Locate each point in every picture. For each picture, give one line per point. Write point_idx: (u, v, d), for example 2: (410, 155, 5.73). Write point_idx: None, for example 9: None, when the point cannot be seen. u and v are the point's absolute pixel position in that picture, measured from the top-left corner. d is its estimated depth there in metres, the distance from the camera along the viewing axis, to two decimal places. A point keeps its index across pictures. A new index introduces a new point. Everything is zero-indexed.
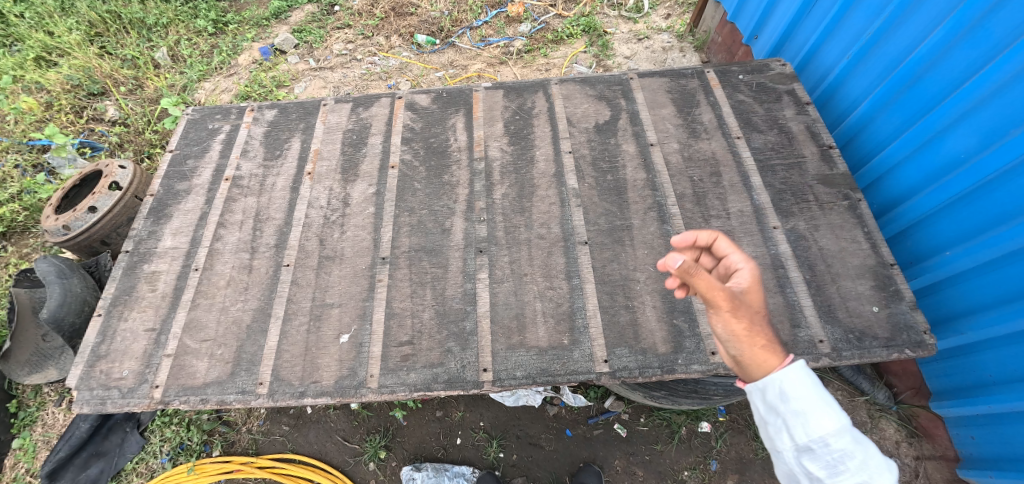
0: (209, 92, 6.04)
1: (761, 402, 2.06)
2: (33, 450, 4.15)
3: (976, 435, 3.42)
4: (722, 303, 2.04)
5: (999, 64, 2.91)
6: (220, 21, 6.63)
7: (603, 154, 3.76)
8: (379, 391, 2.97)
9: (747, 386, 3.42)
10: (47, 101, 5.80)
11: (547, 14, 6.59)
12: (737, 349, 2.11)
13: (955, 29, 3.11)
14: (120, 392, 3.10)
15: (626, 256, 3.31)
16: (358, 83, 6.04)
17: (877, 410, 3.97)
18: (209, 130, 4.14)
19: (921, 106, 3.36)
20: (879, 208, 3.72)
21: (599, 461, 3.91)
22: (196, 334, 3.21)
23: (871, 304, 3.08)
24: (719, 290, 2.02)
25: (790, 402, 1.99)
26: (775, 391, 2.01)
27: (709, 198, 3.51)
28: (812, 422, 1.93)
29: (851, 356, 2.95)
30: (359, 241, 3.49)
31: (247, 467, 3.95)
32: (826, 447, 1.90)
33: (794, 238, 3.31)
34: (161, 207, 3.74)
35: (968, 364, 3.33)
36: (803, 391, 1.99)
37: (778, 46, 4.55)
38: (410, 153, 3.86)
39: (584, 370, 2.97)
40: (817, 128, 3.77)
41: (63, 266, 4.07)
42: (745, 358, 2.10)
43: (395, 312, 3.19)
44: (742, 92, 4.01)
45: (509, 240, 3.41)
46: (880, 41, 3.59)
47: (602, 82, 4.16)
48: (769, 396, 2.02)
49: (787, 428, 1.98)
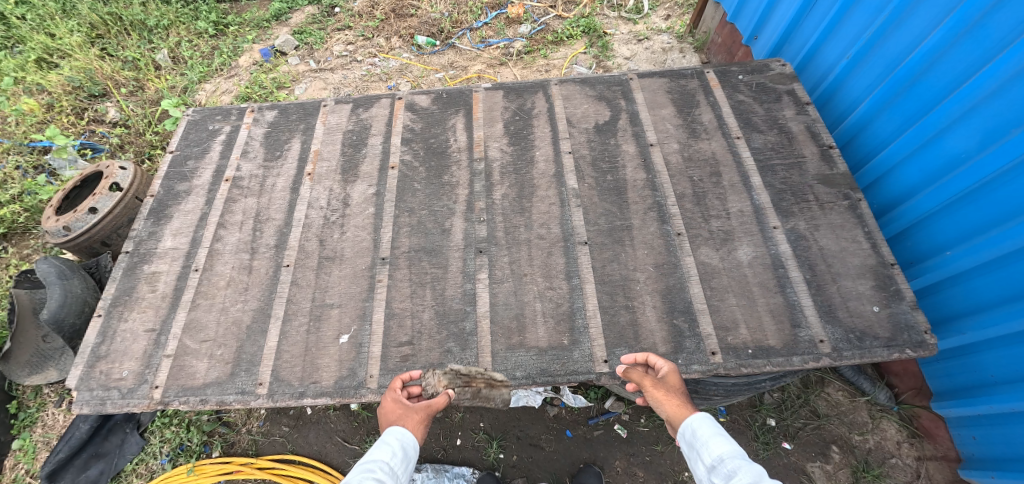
0: (210, 93, 6.06)
1: (681, 439, 2.40)
2: (33, 451, 4.15)
3: (978, 435, 3.41)
4: (648, 383, 2.61)
5: (999, 63, 2.91)
6: (220, 23, 6.65)
7: (603, 154, 3.76)
8: (379, 391, 2.97)
9: (747, 386, 3.39)
10: (48, 102, 5.81)
11: (546, 15, 6.60)
12: (666, 412, 2.48)
13: (955, 29, 3.11)
14: (120, 392, 3.10)
15: (626, 256, 3.31)
16: (358, 84, 6.04)
17: (878, 410, 3.95)
18: (209, 131, 4.15)
19: (921, 106, 3.36)
20: (879, 208, 3.71)
21: (599, 461, 3.90)
22: (196, 334, 3.21)
23: (872, 303, 3.08)
24: (645, 377, 2.62)
25: (695, 434, 2.32)
26: (682, 427, 2.37)
27: (709, 198, 3.50)
28: (716, 457, 2.23)
29: (852, 355, 2.94)
30: (358, 241, 3.49)
31: (247, 468, 3.94)
32: (731, 477, 2.15)
33: (794, 238, 3.31)
34: (161, 207, 3.75)
35: (969, 364, 3.32)
36: (704, 424, 2.32)
37: (778, 47, 4.54)
38: (410, 153, 3.86)
39: (584, 371, 2.96)
40: (816, 128, 3.76)
41: (64, 266, 4.07)
42: (673, 418, 2.44)
43: (395, 312, 3.19)
44: (742, 92, 4.01)
45: (509, 240, 3.41)
46: (881, 41, 3.59)
47: (602, 82, 4.16)
48: (681, 432, 2.38)
49: (698, 458, 2.29)
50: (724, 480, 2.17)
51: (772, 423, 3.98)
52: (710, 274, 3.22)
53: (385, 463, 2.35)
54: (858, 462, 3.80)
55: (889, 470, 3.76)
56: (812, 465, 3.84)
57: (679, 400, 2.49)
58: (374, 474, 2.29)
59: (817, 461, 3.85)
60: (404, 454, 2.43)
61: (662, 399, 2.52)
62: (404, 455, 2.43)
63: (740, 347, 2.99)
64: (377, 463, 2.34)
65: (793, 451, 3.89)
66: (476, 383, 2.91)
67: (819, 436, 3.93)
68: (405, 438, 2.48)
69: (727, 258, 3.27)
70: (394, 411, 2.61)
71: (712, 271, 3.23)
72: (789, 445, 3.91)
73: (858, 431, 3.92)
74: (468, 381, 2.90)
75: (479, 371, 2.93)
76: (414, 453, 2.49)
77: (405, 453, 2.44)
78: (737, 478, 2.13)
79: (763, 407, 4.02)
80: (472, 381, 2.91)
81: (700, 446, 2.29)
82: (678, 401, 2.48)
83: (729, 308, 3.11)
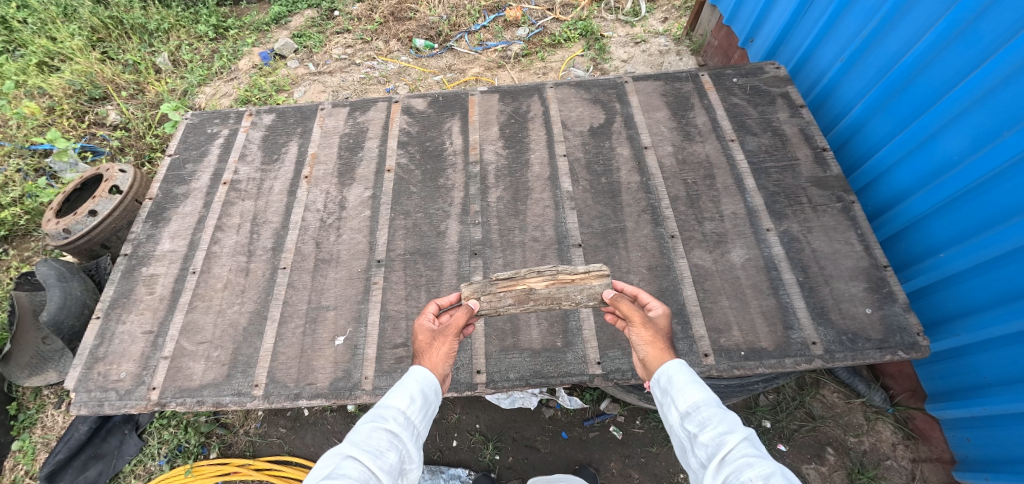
0: (209, 96, 6.10)
1: (655, 386, 2.36)
2: (32, 452, 4.18)
3: (972, 437, 3.42)
4: (637, 320, 2.50)
5: (991, 66, 2.93)
6: (221, 27, 6.70)
7: (598, 157, 3.78)
8: (374, 393, 2.99)
9: (741, 388, 3.42)
10: (49, 106, 5.85)
11: (544, 17, 6.63)
12: (642, 352, 2.44)
13: (946, 32, 3.13)
14: (117, 394, 3.12)
15: (620, 258, 3.33)
16: (357, 87, 6.08)
17: (873, 412, 3.95)
18: (208, 134, 4.18)
19: (915, 108, 3.37)
20: (874, 210, 3.72)
21: (595, 463, 3.91)
22: (193, 336, 3.24)
23: (864, 305, 3.09)
24: (634, 311, 2.51)
25: (671, 381, 2.27)
26: (659, 373, 2.33)
27: (703, 201, 3.52)
28: (691, 405, 2.17)
29: (844, 357, 2.95)
30: (355, 243, 3.51)
31: (245, 469, 3.96)
32: (707, 426, 2.09)
33: (787, 240, 3.32)
34: (159, 210, 3.78)
35: (962, 365, 3.33)
36: (681, 371, 2.27)
37: (774, 50, 4.56)
38: (407, 157, 3.88)
39: (578, 372, 2.98)
40: (810, 130, 3.78)
41: (64, 269, 4.11)
42: (649, 360, 2.41)
43: (390, 314, 3.21)
44: (736, 95, 4.03)
45: (503, 243, 3.43)
46: (874, 44, 3.61)
47: (597, 86, 4.19)
48: (658, 378, 2.33)
49: (671, 405, 2.24)
50: (697, 428, 2.11)
51: (768, 425, 3.99)
52: (703, 276, 3.23)
53: (401, 410, 2.22)
54: (853, 465, 3.81)
55: (884, 472, 3.77)
56: (807, 467, 3.85)
57: (663, 343, 2.43)
58: (387, 422, 2.15)
59: (812, 462, 3.86)
60: (422, 399, 2.29)
61: (647, 339, 2.45)
62: (423, 401, 2.29)
63: (733, 349, 3.00)
64: (391, 410, 2.20)
65: (788, 453, 3.90)
66: (529, 284, 2.74)
67: (814, 438, 3.94)
68: (424, 382, 2.35)
69: (720, 260, 3.28)
70: (423, 339, 2.54)
71: (704, 273, 3.25)
72: (784, 447, 3.92)
73: (854, 433, 3.93)
74: (517, 282, 2.73)
75: (529, 271, 2.75)
76: (435, 398, 2.36)
77: (424, 398, 2.30)
78: (710, 426, 2.08)
79: (759, 409, 4.02)
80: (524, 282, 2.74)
81: (675, 393, 2.24)
82: (661, 345, 2.43)
83: (722, 310, 3.12)
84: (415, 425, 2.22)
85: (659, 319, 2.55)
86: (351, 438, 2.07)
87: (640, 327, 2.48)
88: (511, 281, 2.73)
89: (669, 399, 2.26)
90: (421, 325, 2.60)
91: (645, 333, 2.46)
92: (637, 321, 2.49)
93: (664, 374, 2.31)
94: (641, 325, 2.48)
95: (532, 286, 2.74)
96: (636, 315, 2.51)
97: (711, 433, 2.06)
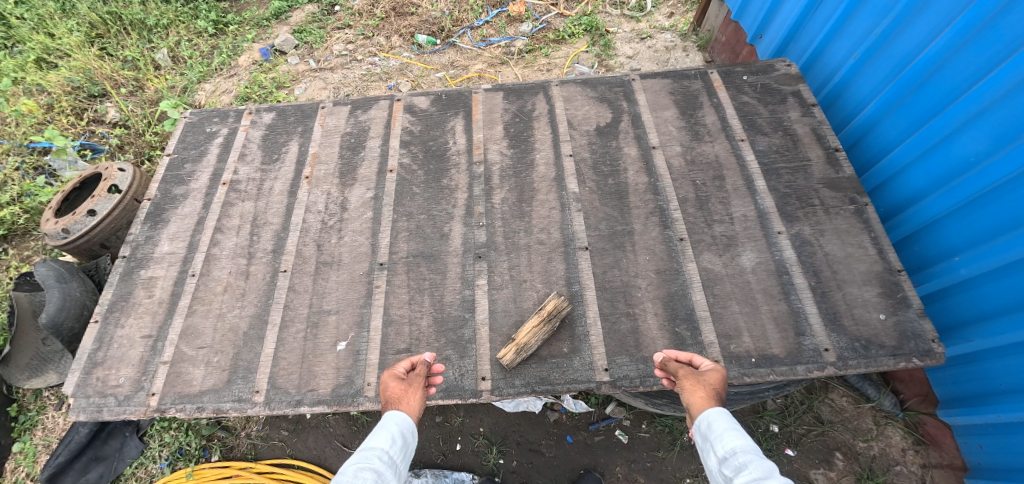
0: (210, 93, 6.01)
1: (696, 431, 2.33)
2: (33, 454, 4.15)
3: (985, 444, 3.35)
4: (683, 374, 2.54)
5: (1010, 66, 2.83)
6: (220, 22, 6.61)
7: (604, 157, 3.70)
8: (377, 400, 2.93)
9: (750, 395, 3.36)
10: (48, 103, 5.78)
11: (548, 13, 6.52)
12: (690, 402, 2.41)
13: (964, 31, 3.04)
14: (117, 399, 3.07)
15: (627, 261, 3.25)
16: (358, 84, 5.99)
17: (883, 416, 3.89)
18: (207, 133, 4.11)
19: (930, 107, 3.28)
20: (886, 211, 3.64)
21: (600, 468, 3.86)
22: (193, 341, 3.18)
23: (878, 311, 3.01)
24: (680, 368, 2.57)
25: (711, 426, 2.25)
26: (700, 418, 2.31)
27: (712, 203, 3.44)
28: (729, 449, 2.14)
29: (857, 364, 2.89)
30: (356, 246, 3.45)
31: (245, 473, 3.92)
32: (743, 471, 2.05)
33: (799, 244, 3.25)
34: (158, 211, 3.72)
35: (975, 372, 3.27)
36: (721, 417, 2.25)
37: (785, 45, 4.45)
38: (409, 157, 3.81)
39: (584, 379, 2.93)
40: (822, 130, 3.69)
41: (63, 269, 4.02)
42: (694, 409, 2.37)
43: (392, 319, 3.15)
44: (746, 93, 3.94)
45: (508, 246, 3.36)
46: (888, 41, 3.51)
47: (604, 83, 4.10)
48: (698, 423, 2.31)
49: (710, 450, 2.21)
50: (733, 472, 2.08)
51: (776, 429, 3.93)
52: (712, 280, 3.16)
53: (383, 450, 2.25)
54: (863, 470, 3.75)
55: (893, 478, 3.72)
56: (815, 472, 3.79)
57: (706, 392, 2.40)
58: (371, 463, 2.17)
59: (821, 468, 3.80)
60: (402, 440, 2.34)
61: (689, 388, 2.45)
62: (403, 441, 2.35)
63: (744, 356, 2.93)
64: (374, 451, 2.23)
65: (797, 458, 3.84)
66: (523, 342, 2.95)
67: (822, 442, 3.88)
68: (403, 423, 2.41)
69: (730, 264, 3.21)
70: (389, 388, 2.60)
71: (714, 277, 3.17)
72: (792, 452, 3.86)
73: (863, 438, 3.87)
74: (512, 342, 2.96)
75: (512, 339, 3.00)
76: (413, 439, 2.41)
77: (403, 439, 2.35)
78: (746, 471, 2.04)
79: (767, 413, 3.96)
80: (518, 340, 2.96)
81: (713, 438, 2.21)
82: (704, 393, 2.39)
83: (732, 316, 3.05)
84: (397, 465, 2.26)
85: (709, 373, 2.50)
86: (338, 481, 2.05)
87: (685, 381, 2.50)
88: (507, 342, 2.97)
89: (708, 443, 2.23)
90: (389, 377, 2.65)
91: (689, 382, 2.47)
92: (683, 377, 2.53)
93: (703, 419, 2.29)
94: (687, 378, 2.50)
95: (527, 343, 2.96)
96: (682, 372, 2.55)
97: (747, 477, 2.02)
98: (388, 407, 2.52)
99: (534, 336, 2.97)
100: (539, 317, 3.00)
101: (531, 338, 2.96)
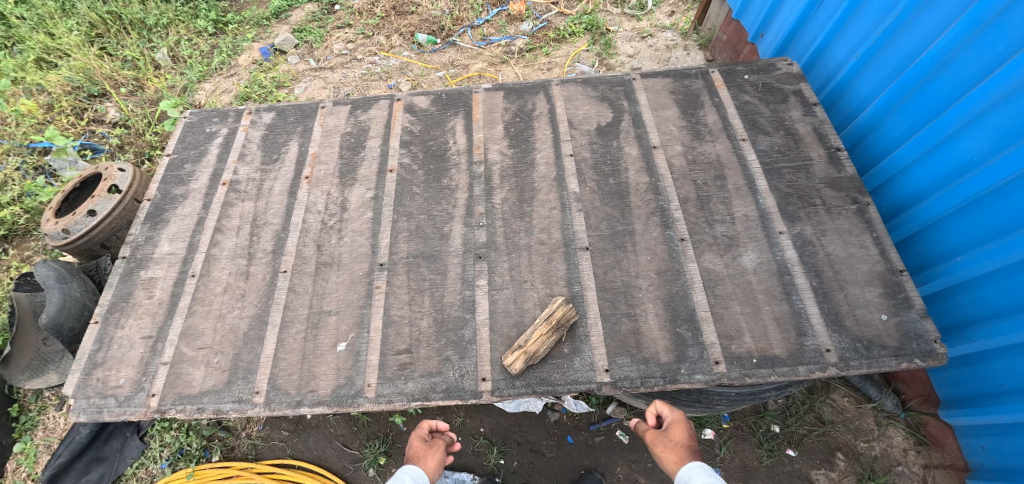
0: (209, 92, 6.00)
1: None
2: (34, 454, 4.15)
3: (987, 444, 3.34)
4: (652, 436, 2.73)
5: (1014, 65, 2.82)
6: (220, 21, 6.59)
7: (605, 157, 3.68)
8: (377, 401, 2.92)
9: (752, 395, 3.35)
10: (48, 103, 5.77)
11: (548, 11, 6.50)
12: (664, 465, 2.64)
13: (968, 29, 3.01)
14: (117, 400, 3.07)
15: (628, 262, 3.24)
16: (358, 83, 5.98)
17: (885, 417, 3.88)
18: (207, 133, 4.10)
19: (933, 107, 3.26)
20: (888, 211, 3.62)
21: (601, 468, 3.86)
22: (192, 342, 3.18)
23: (880, 311, 3.00)
24: (649, 431, 2.75)
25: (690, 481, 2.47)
26: (679, 476, 2.55)
27: (713, 202, 3.43)
28: None
29: (859, 365, 2.87)
30: (356, 246, 3.44)
31: (246, 473, 3.92)
32: None
33: (801, 244, 3.23)
34: (158, 212, 3.71)
35: (978, 372, 3.25)
36: (699, 471, 2.49)
37: (786, 45, 4.43)
38: (409, 156, 3.80)
39: (585, 380, 2.92)
40: (824, 129, 3.68)
41: (64, 270, 4.02)
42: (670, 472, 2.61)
43: (392, 320, 3.15)
44: (748, 93, 3.92)
45: (508, 246, 3.35)
46: (890, 40, 3.49)
47: (604, 83, 4.09)
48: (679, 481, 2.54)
49: None
50: None
51: (777, 429, 3.92)
52: (713, 281, 3.15)
53: None
54: (864, 470, 3.74)
55: (895, 478, 3.70)
56: (817, 473, 3.77)
57: (677, 454, 2.62)
58: None
59: (822, 468, 3.78)
60: None
61: (661, 452, 2.67)
62: None
63: (745, 357, 2.92)
64: None
65: (798, 458, 3.82)
66: (532, 349, 2.92)
67: (823, 443, 3.87)
68: (418, 478, 2.68)
69: (731, 265, 3.20)
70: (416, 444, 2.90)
71: (715, 277, 3.16)
72: (794, 452, 3.84)
73: (865, 438, 3.86)
74: (520, 349, 2.93)
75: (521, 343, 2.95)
76: None
77: None
78: None
79: (769, 414, 3.95)
80: (526, 348, 2.92)
81: None
82: (676, 455, 2.62)
83: (733, 316, 3.04)
84: None
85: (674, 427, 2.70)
86: None
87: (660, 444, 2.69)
88: (515, 349, 2.93)
89: None
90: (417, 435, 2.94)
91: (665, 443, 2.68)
92: (657, 438, 2.72)
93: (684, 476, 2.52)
94: (660, 442, 2.70)
95: (535, 351, 2.93)
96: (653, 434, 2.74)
97: None
98: (410, 461, 2.82)
99: (543, 344, 2.94)
100: (549, 325, 2.97)
101: (540, 347, 2.93)
